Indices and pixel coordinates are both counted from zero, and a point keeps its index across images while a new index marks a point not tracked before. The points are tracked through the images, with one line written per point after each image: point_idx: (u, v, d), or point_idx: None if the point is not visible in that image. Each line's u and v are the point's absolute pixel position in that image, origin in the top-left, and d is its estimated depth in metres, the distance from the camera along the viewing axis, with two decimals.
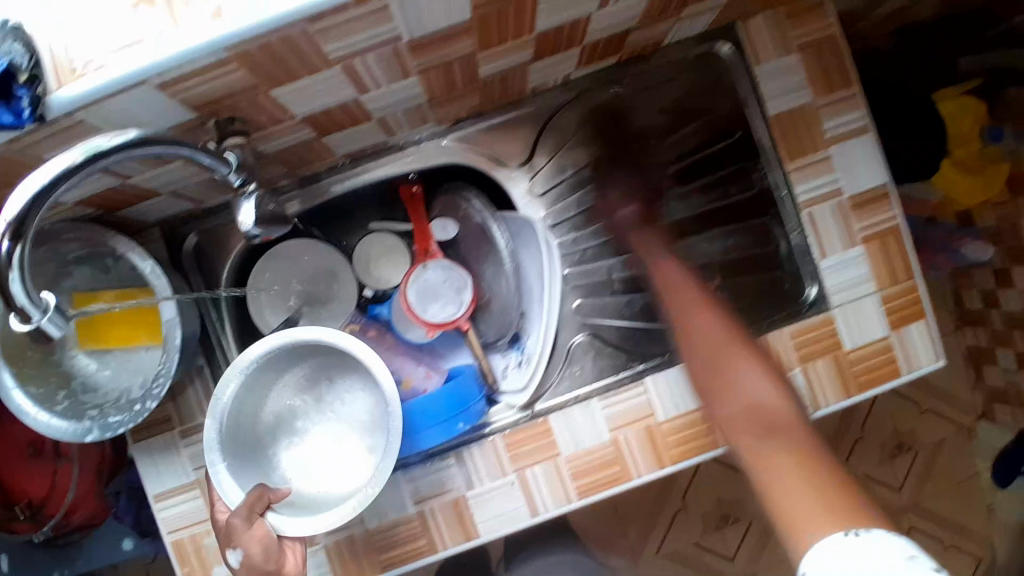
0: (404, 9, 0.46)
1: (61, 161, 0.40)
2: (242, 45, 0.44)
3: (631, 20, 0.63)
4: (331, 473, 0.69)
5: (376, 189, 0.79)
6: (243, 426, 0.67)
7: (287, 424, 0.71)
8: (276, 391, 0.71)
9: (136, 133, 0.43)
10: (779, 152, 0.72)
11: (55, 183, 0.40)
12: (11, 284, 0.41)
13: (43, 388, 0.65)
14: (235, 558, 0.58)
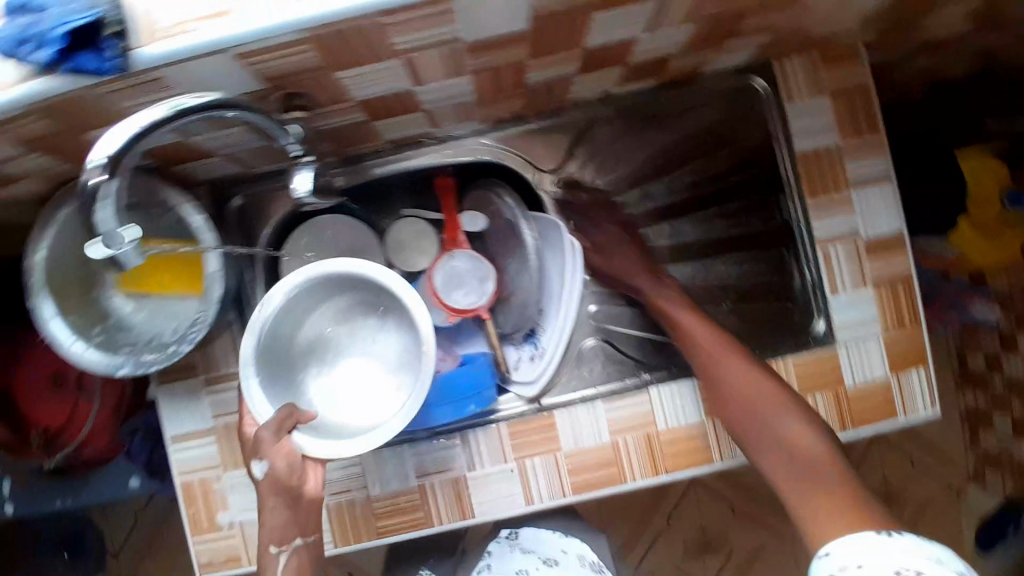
0: (470, 13, 0.50)
1: (150, 114, 0.44)
2: (319, 28, 0.48)
3: (674, 47, 0.67)
4: (359, 404, 0.73)
5: (408, 176, 0.82)
6: (280, 346, 0.71)
7: (320, 351, 0.75)
8: (312, 318, 0.74)
9: (218, 95, 0.47)
10: (801, 188, 0.75)
11: (145, 132, 0.44)
12: (101, 210, 0.48)
13: (84, 321, 0.69)
14: (260, 470, 0.63)
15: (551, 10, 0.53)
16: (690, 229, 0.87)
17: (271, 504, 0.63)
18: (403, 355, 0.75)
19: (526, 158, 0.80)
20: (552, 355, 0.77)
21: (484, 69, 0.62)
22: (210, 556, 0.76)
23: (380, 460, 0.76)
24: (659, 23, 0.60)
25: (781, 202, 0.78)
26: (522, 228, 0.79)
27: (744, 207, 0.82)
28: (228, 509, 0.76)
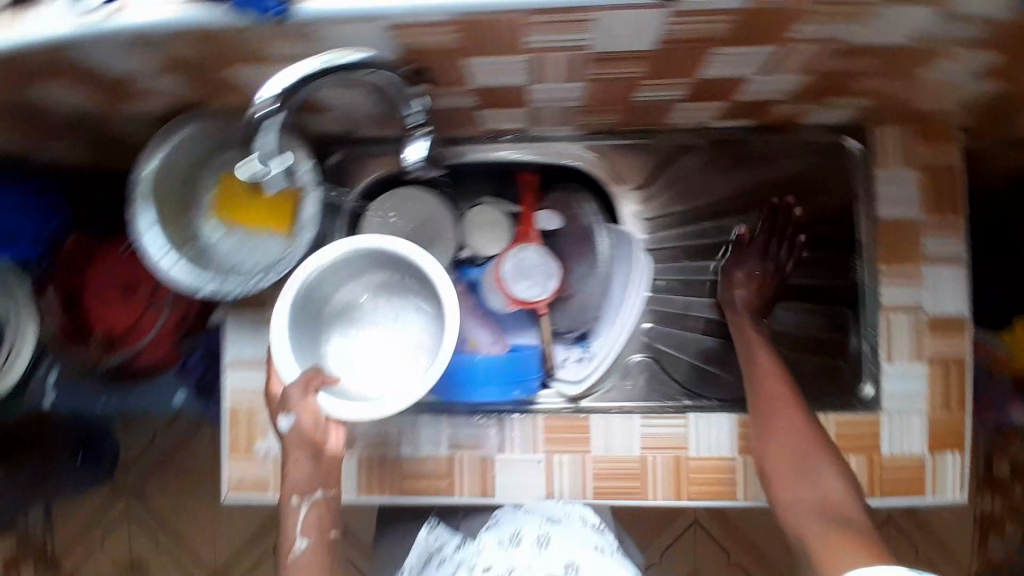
0: (608, 27, 0.53)
1: (308, 63, 0.49)
2: (469, 14, 0.50)
3: (783, 93, 0.68)
4: (380, 374, 0.75)
5: (495, 165, 0.84)
6: (313, 308, 0.73)
7: (348, 315, 0.78)
8: (345, 284, 0.76)
9: (368, 54, 0.52)
10: (876, 253, 0.77)
11: (305, 78, 0.50)
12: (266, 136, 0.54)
13: (178, 238, 0.74)
14: (287, 422, 0.68)
15: (683, 36, 0.55)
16: None
17: (296, 456, 0.69)
18: (427, 332, 0.77)
19: (614, 171, 0.81)
20: (604, 357, 0.81)
21: (600, 81, 0.64)
22: (239, 481, 0.80)
23: (418, 424, 0.80)
24: (777, 66, 0.62)
25: (853, 264, 0.79)
26: (596, 233, 0.83)
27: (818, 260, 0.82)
28: (266, 439, 0.80)
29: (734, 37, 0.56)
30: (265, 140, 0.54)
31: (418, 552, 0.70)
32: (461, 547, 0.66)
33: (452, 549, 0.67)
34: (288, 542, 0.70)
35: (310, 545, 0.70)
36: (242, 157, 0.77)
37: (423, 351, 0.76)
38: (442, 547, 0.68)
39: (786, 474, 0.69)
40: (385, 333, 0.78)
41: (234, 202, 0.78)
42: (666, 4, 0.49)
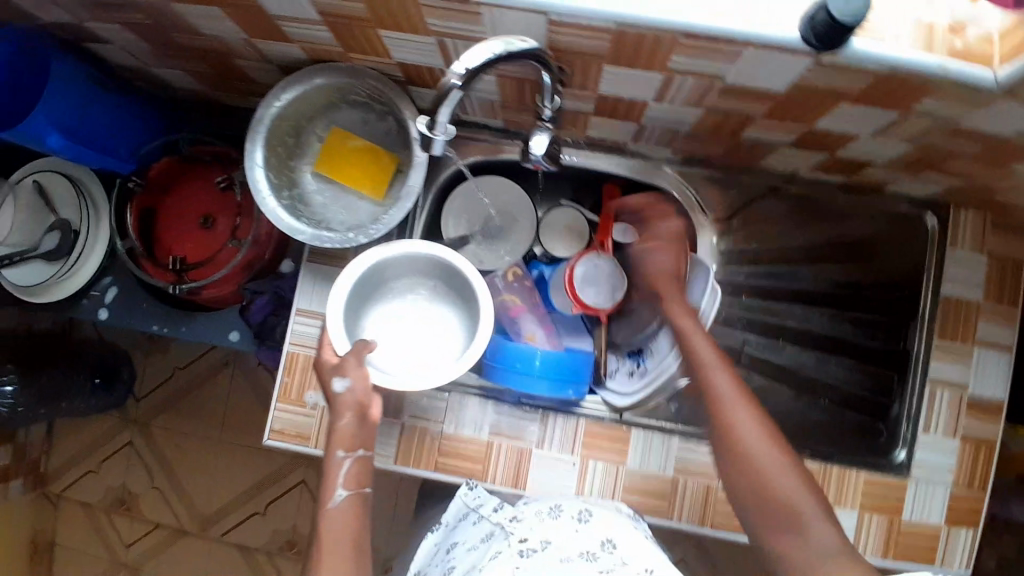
0: (750, 63, 0.56)
1: (490, 48, 0.52)
2: (631, 26, 0.54)
3: (881, 158, 0.72)
4: (406, 353, 0.78)
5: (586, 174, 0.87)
6: (366, 292, 0.76)
7: (399, 308, 0.80)
8: (403, 279, 0.79)
9: (535, 46, 0.53)
10: (934, 327, 0.79)
11: (489, 62, 0.52)
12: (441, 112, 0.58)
13: (279, 181, 0.77)
14: (342, 385, 0.68)
15: (813, 85, 0.59)
16: (817, 319, 0.89)
17: (344, 417, 0.69)
18: (457, 322, 0.80)
19: (692, 199, 0.83)
20: (655, 377, 0.85)
21: (717, 112, 0.67)
22: (283, 424, 0.82)
23: (464, 403, 0.81)
24: (885, 130, 0.66)
25: (907, 332, 0.81)
26: (674, 256, 0.84)
27: (871, 322, 0.85)
28: (317, 389, 0.82)
29: (859, 96, 0.59)
30: (444, 113, 0.58)
31: (458, 507, 0.78)
32: (502, 509, 0.74)
33: (491, 510, 0.75)
34: (328, 491, 0.69)
35: (349, 498, 0.69)
36: (353, 116, 0.82)
37: (450, 338, 0.79)
38: (481, 506, 0.76)
39: (749, 496, 0.66)
40: (414, 314, 0.80)
41: (339, 158, 0.81)
42: (815, 52, 0.53)
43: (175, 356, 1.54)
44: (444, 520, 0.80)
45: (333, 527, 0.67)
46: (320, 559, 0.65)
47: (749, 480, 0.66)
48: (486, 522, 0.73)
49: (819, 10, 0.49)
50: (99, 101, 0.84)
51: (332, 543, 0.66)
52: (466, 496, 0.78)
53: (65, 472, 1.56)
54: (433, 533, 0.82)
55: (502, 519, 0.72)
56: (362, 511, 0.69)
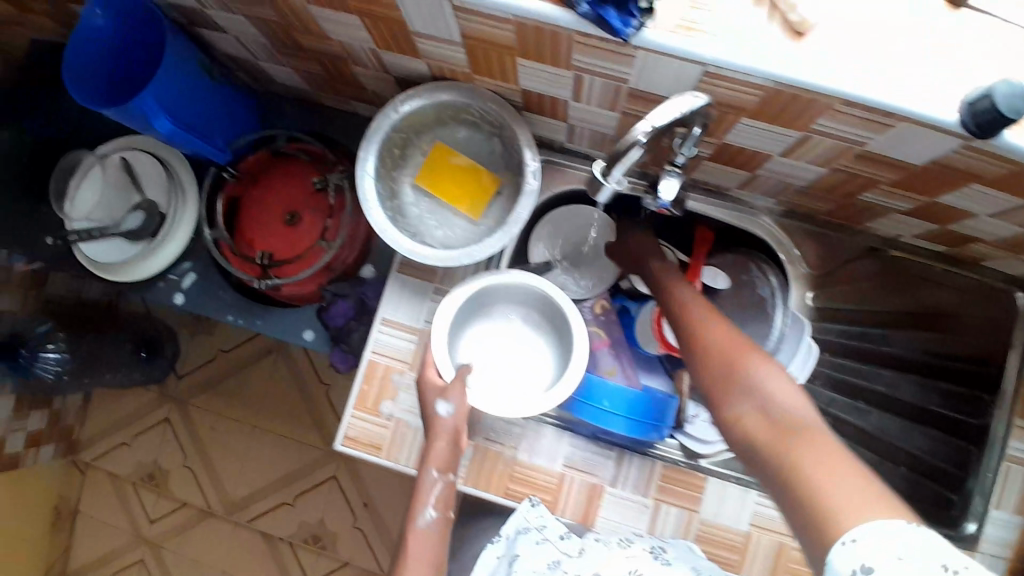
0: (896, 134, 0.56)
1: (682, 102, 0.51)
2: (786, 86, 0.53)
3: (994, 236, 0.71)
4: (499, 378, 0.83)
5: (685, 218, 0.87)
6: (466, 315, 0.82)
7: (496, 329, 0.85)
8: (501, 304, 0.84)
9: (706, 100, 0.52)
10: (1016, 406, 0.78)
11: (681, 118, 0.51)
12: (619, 167, 0.57)
13: (383, 190, 0.78)
14: (445, 409, 0.72)
15: (951, 163, 0.58)
16: (905, 386, 0.85)
17: (439, 440, 0.72)
18: (548, 352, 0.84)
19: (790, 250, 0.83)
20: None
21: (841, 173, 0.67)
22: (355, 432, 0.82)
23: (540, 433, 0.81)
24: (1006, 214, 0.64)
25: (992, 409, 0.78)
26: (770, 307, 0.86)
27: (957, 394, 0.82)
28: (394, 401, 0.82)
29: (996, 180, 0.58)
30: (619, 171, 0.58)
31: (519, 521, 0.77)
32: (569, 538, 0.76)
33: (558, 535, 0.76)
34: (417, 509, 0.71)
35: (434, 520, 0.71)
36: (461, 133, 0.82)
37: (540, 367, 0.84)
38: (546, 527, 0.76)
39: (717, 384, 0.60)
40: (507, 339, 0.85)
41: (441, 173, 0.81)
42: (970, 137, 0.52)
43: (221, 338, 1.56)
44: (501, 532, 0.79)
45: (418, 547, 0.70)
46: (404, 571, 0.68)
47: (727, 388, 0.59)
48: (554, 545, 0.75)
49: (984, 97, 0.49)
50: (208, 91, 0.83)
51: (414, 559, 0.69)
52: (528, 512, 0.78)
53: (98, 440, 1.57)
54: (492, 544, 0.80)
55: (573, 550, 0.74)
56: (443, 537, 0.72)
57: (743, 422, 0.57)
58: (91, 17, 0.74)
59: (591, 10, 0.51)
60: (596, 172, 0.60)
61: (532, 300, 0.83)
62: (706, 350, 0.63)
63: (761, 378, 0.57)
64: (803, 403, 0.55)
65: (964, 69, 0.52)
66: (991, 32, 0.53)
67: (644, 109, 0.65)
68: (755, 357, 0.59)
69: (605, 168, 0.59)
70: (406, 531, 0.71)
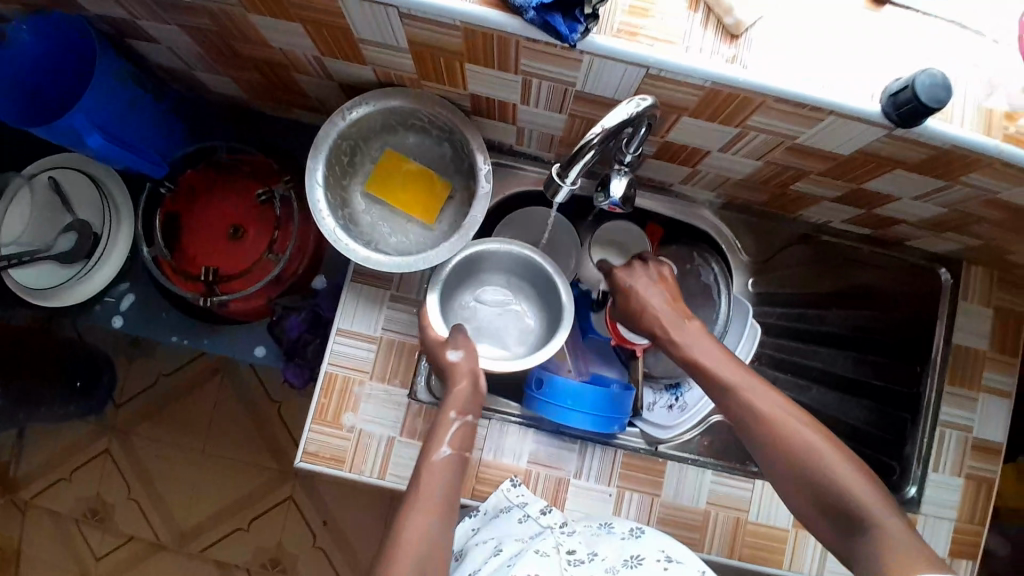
0: (827, 127, 0.60)
1: (623, 108, 0.54)
2: (723, 85, 0.56)
3: (914, 218, 0.76)
4: (493, 337, 0.85)
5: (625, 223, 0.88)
6: (453, 282, 0.83)
7: (485, 296, 0.86)
8: (486, 274, 0.86)
9: (651, 103, 0.54)
10: (944, 374, 0.83)
11: (632, 117, 0.55)
12: (573, 168, 0.61)
13: (334, 198, 0.77)
14: (454, 356, 0.73)
15: (872, 152, 0.62)
16: (842, 361, 0.90)
17: (460, 384, 0.72)
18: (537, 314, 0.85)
19: (730, 240, 0.88)
20: (694, 412, 0.89)
21: (775, 166, 0.71)
22: (316, 448, 0.80)
23: (505, 432, 0.82)
24: (925, 197, 0.70)
25: (922, 377, 0.84)
26: (715, 294, 0.88)
27: (882, 365, 0.88)
28: (356, 413, 0.80)
29: (915, 165, 0.63)
30: (575, 171, 0.61)
31: (499, 501, 0.78)
32: (550, 513, 0.76)
33: (539, 511, 0.75)
34: (434, 446, 0.71)
35: (449, 457, 0.70)
36: (410, 140, 0.82)
37: (531, 329, 0.85)
38: (526, 505, 0.76)
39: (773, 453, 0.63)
40: (493, 306, 0.86)
41: (392, 180, 0.81)
42: (891, 127, 0.56)
43: (161, 362, 1.48)
44: (480, 508, 0.78)
45: (431, 479, 0.68)
46: (414, 504, 0.66)
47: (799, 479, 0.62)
48: (534, 520, 0.74)
49: (905, 89, 0.53)
50: (140, 104, 0.80)
51: (427, 491, 0.67)
52: (508, 492, 0.78)
53: (32, 480, 1.46)
54: (469, 519, 0.79)
55: (553, 522, 0.74)
56: (456, 478, 0.69)
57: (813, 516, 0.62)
58: (17, 33, 0.73)
59: (538, 16, 0.53)
60: (555, 172, 0.63)
61: (515, 265, 0.84)
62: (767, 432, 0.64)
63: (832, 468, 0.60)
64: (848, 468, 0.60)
65: (879, 63, 0.56)
66: (906, 28, 0.58)
67: (591, 111, 0.68)
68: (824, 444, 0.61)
69: (561, 170, 0.63)
70: (421, 465, 0.69)
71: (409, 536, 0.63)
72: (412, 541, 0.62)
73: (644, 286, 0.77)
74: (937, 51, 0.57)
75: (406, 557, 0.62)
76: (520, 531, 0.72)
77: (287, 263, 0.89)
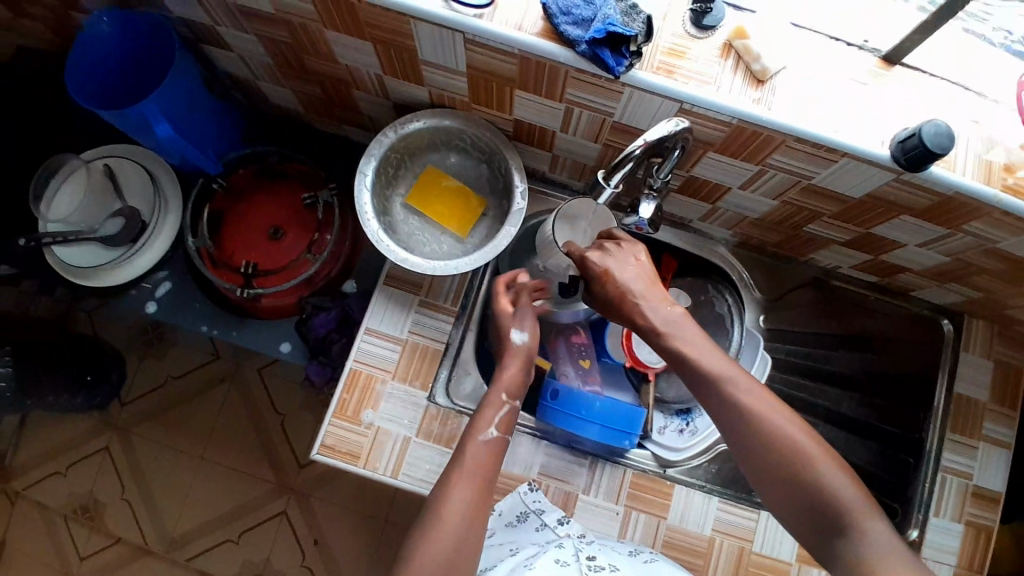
0: (840, 169, 0.66)
1: (660, 128, 0.60)
2: (748, 123, 0.63)
3: (918, 265, 0.81)
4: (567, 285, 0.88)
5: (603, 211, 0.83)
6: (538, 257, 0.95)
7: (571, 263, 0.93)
8: None
9: (684, 126, 0.60)
10: (946, 421, 0.85)
11: (668, 137, 0.60)
12: (613, 176, 0.65)
13: (377, 203, 0.83)
14: (518, 337, 0.77)
15: (880, 196, 0.68)
16: (847, 402, 0.93)
17: (511, 365, 0.76)
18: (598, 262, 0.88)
19: (744, 277, 0.93)
20: (704, 437, 0.91)
21: (789, 206, 0.77)
22: (334, 442, 0.82)
23: (517, 442, 0.84)
24: (930, 244, 0.75)
25: (923, 422, 0.86)
26: (728, 324, 0.93)
27: (888, 409, 0.90)
28: (375, 410, 0.83)
29: (922, 211, 0.68)
30: (617, 176, 0.65)
31: (514, 505, 0.80)
32: (566, 523, 0.77)
33: (555, 521, 0.78)
34: (480, 426, 0.71)
35: (495, 439, 0.70)
36: (452, 160, 0.89)
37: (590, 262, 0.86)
38: (543, 513, 0.79)
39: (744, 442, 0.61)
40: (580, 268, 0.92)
41: (432, 193, 0.87)
42: (900, 172, 0.62)
43: (171, 363, 1.46)
44: (496, 508, 0.80)
45: (475, 455, 0.69)
46: (456, 477, 0.66)
47: (786, 486, 0.59)
48: (551, 532, 0.75)
49: (912, 136, 0.59)
50: (204, 104, 0.86)
51: (470, 467, 0.67)
52: (524, 495, 0.81)
53: (28, 470, 1.43)
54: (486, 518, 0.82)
55: (569, 532, 0.75)
56: (497, 461, 0.70)
57: (791, 516, 0.59)
58: (99, 25, 0.79)
59: (588, 48, 0.60)
60: (600, 176, 0.67)
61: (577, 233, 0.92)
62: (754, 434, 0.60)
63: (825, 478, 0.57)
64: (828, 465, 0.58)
65: (888, 116, 0.63)
66: (914, 88, 0.64)
67: (624, 142, 0.74)
68: (817, 450, 0.58)
69: (605, 174, 0.67)
70: (466, 441, 0.70)
71: (450, 508, 0.63)
72: (452, 516, 0.63)
73: (622, 265, 0.71)
74: (940, 110, 0.64)
75: (447, 527, 0.62)
76: (535, 538, 0.75)
77: (322, 265, 0.94)
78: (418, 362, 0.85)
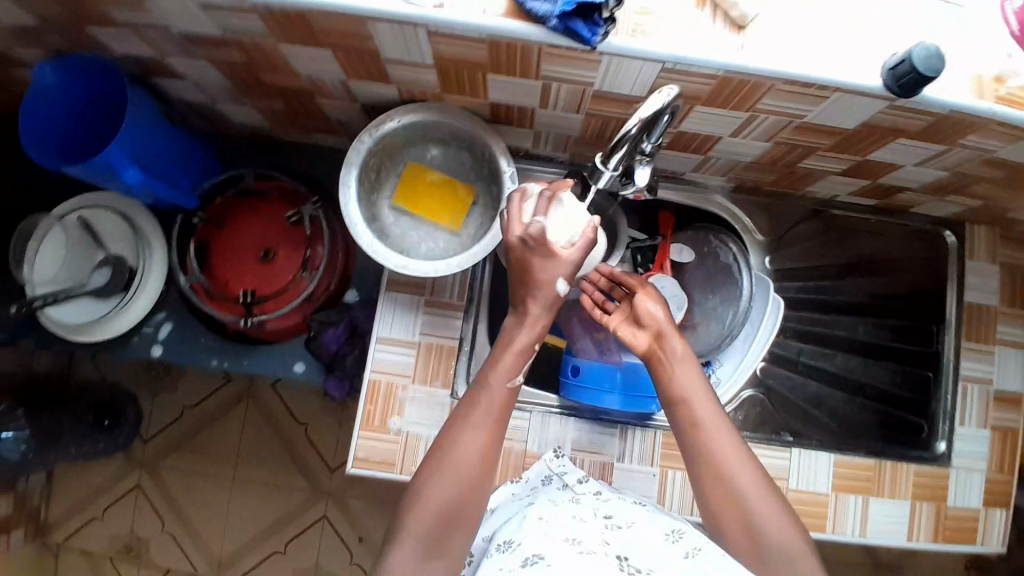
0: (832, 105, 0.64)
1: (654, 100, 0.59)
2: (731, 73, 0.60)
3: (915, 184, 0.80)
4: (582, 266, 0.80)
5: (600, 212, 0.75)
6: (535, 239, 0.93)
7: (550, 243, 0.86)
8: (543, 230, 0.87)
9: (675, 94, 0.59)
10: (961, 331, 0.86)
11: (661, 108, 0.59)
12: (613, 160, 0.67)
13: (365, 211, 0.81)
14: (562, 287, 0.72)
15: (874, 124, 0.67)
16: (862, 328, 0.94)
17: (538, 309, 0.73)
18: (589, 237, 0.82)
19: (745, 223, 0.93)
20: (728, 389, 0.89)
21: (783, 145, 0.75)
22: (367, 453, 0.82)
23: (546, 423, 0.84)
24: (927, 162, 0.74)
25: (938, 336, 0.87)
26: (736, 270, 0.90)
27: (904, 328, 0.91)
28: (401, 416, 0.83)
29: (917, 132, 0.67)
30: (615, 158, 0.67)
31: (541, 469, 0.79)
32: (586, 483, 0.75)
33: (576, 480, 0.75)
34: (501, 376, 0.71)
35: (514, 387, 0.72)
36: (433, 153, 0.86)
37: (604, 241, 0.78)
38: (566, 475, 0.77)
39: (721, 500, 0.67)
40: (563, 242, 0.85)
41: (418, 191, 0.85)
42: (894, 99, 0.60)
43: (183, 394, 1.41)
44: (523, 476, 0.80)
45: (487, 401, 0.70)
46: (469, 420, 0.69)
47: (744, 538, 0.65)
48: (572, 493, 0.72)
49: (901, 62, 0.56)
50: (165, 136, 0.83)
51: (481, 410, 0.70)
52: (551, 461, 0.80)
53: (66, 519, 1.42)
54: (510, 485, 0.79)
55: (588, 493, 0.73)
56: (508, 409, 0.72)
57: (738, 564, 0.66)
58: (41, 74, 0.74)
59: (560, 23, 0.57)
60: (597, 160, 0.69)
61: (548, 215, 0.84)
62: (737, 512, 0.66)
63: (779, 539, 0.64)
64: (783, 528, 0.64)
65: (873, 42, 0.61)
66: (895, 7, 0.62)
67: (608, 108, 0.72)
68: (771, 516, 0.65)
69: (603, 158, 0.68)
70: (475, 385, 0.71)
71: (459, 444, 0.68)
72: (461, 453, 0.67)
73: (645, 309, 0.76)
74: (923, 28, 0.62)
75: (458, 462, 0.67)
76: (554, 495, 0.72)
77: (320, 280, 0.92)
78: (435, 363, 0.84)
